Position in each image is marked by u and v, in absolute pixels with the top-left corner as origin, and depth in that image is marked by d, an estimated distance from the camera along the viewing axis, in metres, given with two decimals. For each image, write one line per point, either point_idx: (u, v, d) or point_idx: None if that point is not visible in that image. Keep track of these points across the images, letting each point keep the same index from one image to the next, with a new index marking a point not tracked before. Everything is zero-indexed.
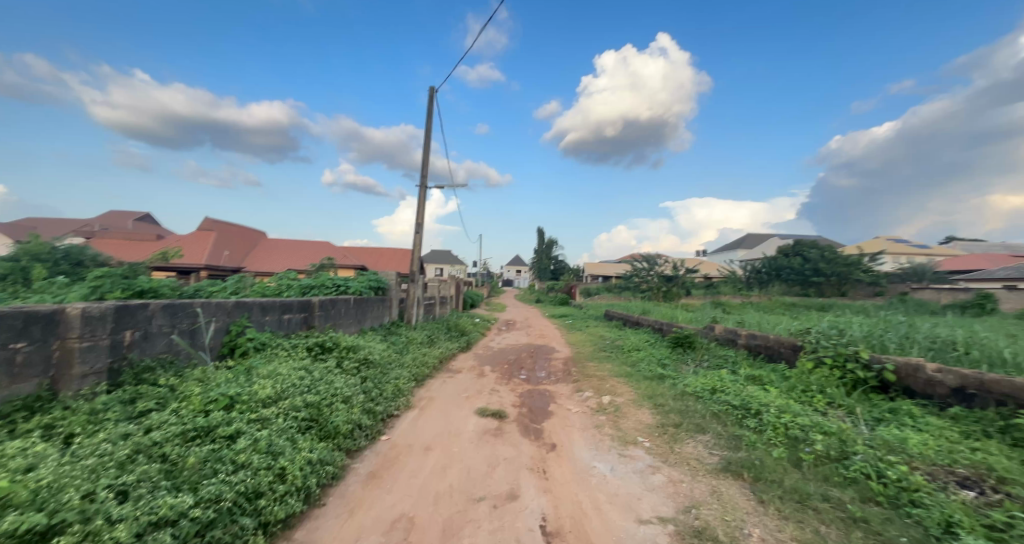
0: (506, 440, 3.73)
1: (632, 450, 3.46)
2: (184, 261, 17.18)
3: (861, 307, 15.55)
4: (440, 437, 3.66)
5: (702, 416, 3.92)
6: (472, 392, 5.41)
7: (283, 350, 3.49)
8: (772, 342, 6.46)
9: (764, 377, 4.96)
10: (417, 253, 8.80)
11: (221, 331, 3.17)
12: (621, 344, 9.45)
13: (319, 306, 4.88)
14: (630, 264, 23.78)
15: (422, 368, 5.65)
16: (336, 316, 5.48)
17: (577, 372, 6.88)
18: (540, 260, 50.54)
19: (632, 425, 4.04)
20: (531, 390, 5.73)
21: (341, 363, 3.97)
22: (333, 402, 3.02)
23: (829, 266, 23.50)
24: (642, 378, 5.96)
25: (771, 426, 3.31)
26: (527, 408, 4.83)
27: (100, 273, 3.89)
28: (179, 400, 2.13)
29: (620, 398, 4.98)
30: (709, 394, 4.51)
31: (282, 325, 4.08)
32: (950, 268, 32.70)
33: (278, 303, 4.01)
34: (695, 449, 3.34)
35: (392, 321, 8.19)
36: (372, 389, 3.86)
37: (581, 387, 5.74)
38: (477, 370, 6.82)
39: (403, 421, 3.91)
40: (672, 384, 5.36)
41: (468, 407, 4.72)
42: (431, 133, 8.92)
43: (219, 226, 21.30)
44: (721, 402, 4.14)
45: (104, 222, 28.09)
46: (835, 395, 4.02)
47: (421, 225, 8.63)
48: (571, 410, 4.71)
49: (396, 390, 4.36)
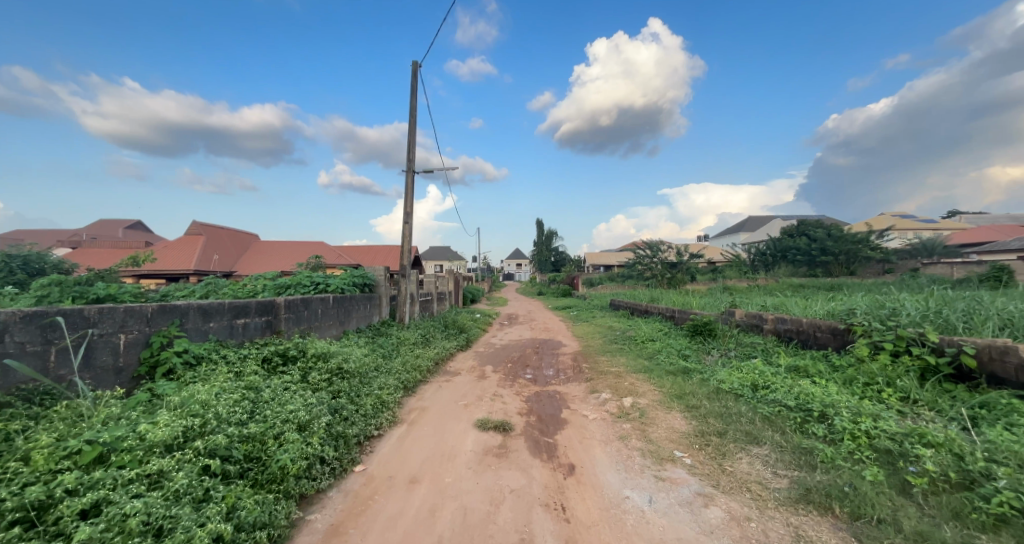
0: (511, 462, 3.02)
1: (672, 471, 2.73)
2: (171, 268, 16.46)
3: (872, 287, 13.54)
4: (430, 463, 2.96)
5: (751, 421, 3.19)
6: (471, 398, 4.70)
7: (225, 366, 2.78)
8: (806, 326, 5.73)
9: (811, 368, 4.23)
10: (408, 246, 8.06)
11: (139, 344, 2.45)
12: (633, 335, 8.75)
13: (287, 307, 4.16)
14: (633, 251, 23.01)
15: (412, 374, 4.93)
16: (311, 319, 4.77)
17: (588, 368, 6.16)
18: (540, 252, 49.77)
19: (664, 435, 3.31)
20: (539, 393, 5.01)
21: (306, 376, 3.26)
22: (283, 433, 2.31)
23: (837, 244, 22.77)
24: (664, 374, 5.24)
25: (849, 435, 2.58)
26: (536, 417, 4.10)
27: (53, 279, 3.27)
28: (14, 457, 1.42)
29: (643, 400, 4.25)
30: (751, 394, 3.79)
31: (234, 333, 3.35)
32: (959, 242, 31.87)
33: (227, 305, 3.28)
34: (752, 466, 2.62)
35: (382, 320, 7.48)
36: (344, 408, 3.16)
37: (596, 387, 5.02)
38: (477, 372, 6.09)
39: (385, 444, 3.21)
40: (701, 380, 4.63)
41: (466, 418, 4.00)
42: (415, 114, 8.11)
43: (207, 230, 20.52)
44: (770, 403, 3.43)
45: (92, 230, 27.36)
46: (910, 388, 3.30)
47: (410, 214, 7.86)
48: (587, 417, 3.98)
49: (378, 405, 3.64)
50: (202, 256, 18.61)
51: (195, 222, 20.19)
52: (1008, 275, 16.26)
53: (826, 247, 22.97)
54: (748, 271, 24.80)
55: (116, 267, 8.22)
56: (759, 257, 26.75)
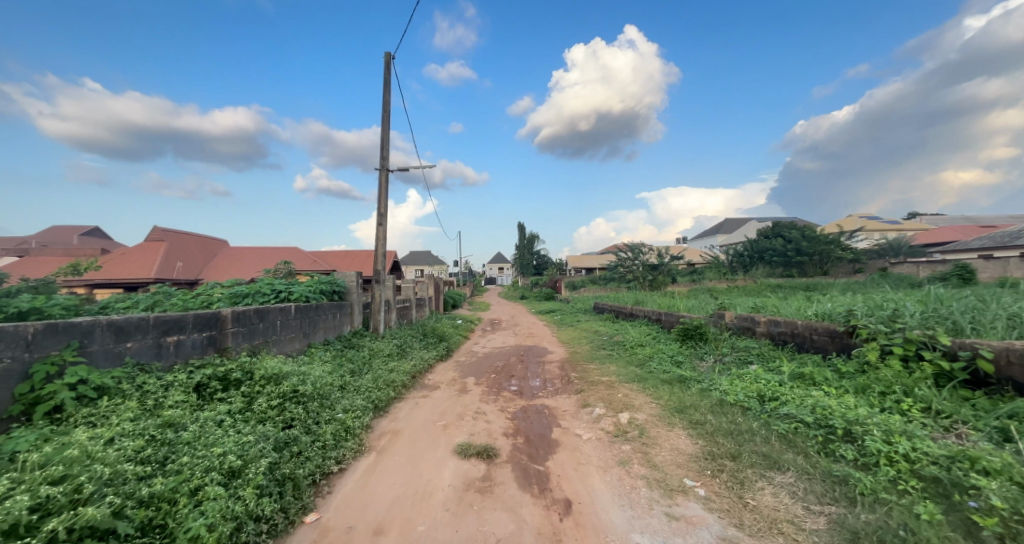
0: (497, 501, 2.55)
1: (686, 507, 2.32)
2: (126, 276, 15.25)
3: (847, 288, 13.07)
4: (399, 506, 2.47)
5: (766, 441, 2.82)
6: (451, 417, 4.21)
7: (138, 398, 2.22)
8: (802, 329, 5.51)
9: (817, 375, 3.94)
10: (383, 250, 7.51)
11: (12, 377, 1.90)
12: (621, 339, 8.43)
13: (236, 320, 3.58)
14: (615, 253, 22.89)
15: (384, 393, 4.41)
16: (267, 333, 4.19)
17: (578, 378, 5.75)
18: (522, 256, 49.46)
19: (670, 460, 2.92)
20: (526, 408, 4.56)
21: (251, 403, 2.71)
22: (202, 487, 1.78)
23: (811, 245, 23.30)
24: (660, 384, 4.88)
25: (886, 460, 2.24)
26: (524, 438, 3.65)
27: None
28: None
29: (641, 416, 3.86)
30: (760, 407, 3.45)
31: (161, 353, 2.78)
32: (923, 242, 33.15)
33: (153, 321, 2.71)
34: (778, 498, 2.25)
35: (354, 330, 6.90)
36: (297, 442, 2.63)
37: (588, 399, 4.61)
38: (458, 385, 5.60)
39: (349, 482, 2.69)
40: (702, 391, 4.28)
41: (444, 443, 3.52)
42: (388, 109, 7.60)
43: (169, 236, 19.28)
44: (783, 418, 3.08)
45: (42, 237, 25.48)
46: (932, 398, 3.02)
47: (384, 215, 7.33)
48: (580, 438, 3.56)
49: (340, 433, 3.11)
50: (165, 263, 17.44)
51: (156, 227, 18.93)
52: (971, 272, 16.87)
53: (801, 247, 23.42)
54: (727, 272, 25.06)
55: (54, 277, 7.36)
56: (737, 258, 27.05)
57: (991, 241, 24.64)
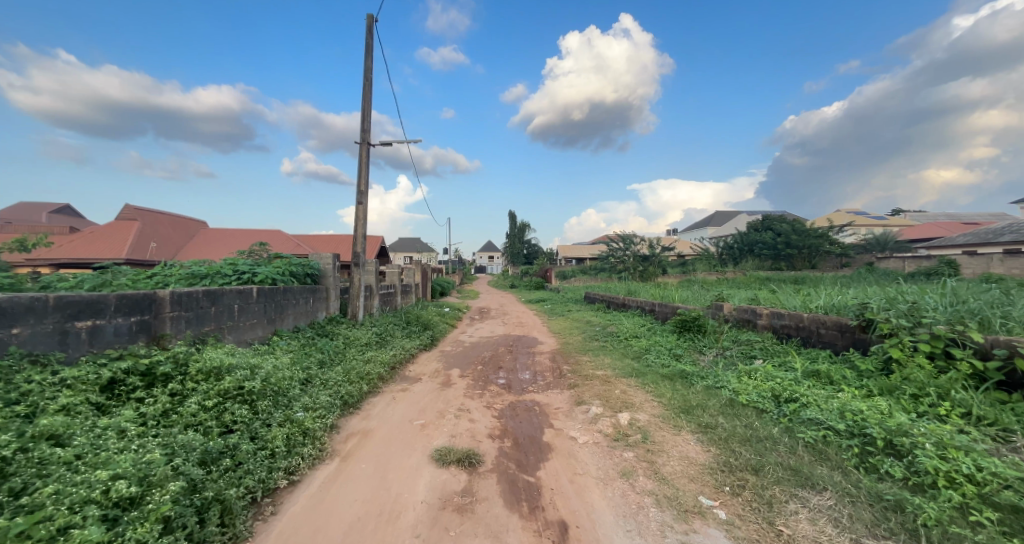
0: (478, 524, 2.12)
1: (706, 536, 1.92)
2: (92, 256, 14.32)
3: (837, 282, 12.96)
4: (358, 532, 2.01)
5: (792, 451, 2.43)
6: (430, 415, 3.76)
7: (10, 402, 1.70)
8: (809, 323, 5.19)
9: (835, 373, 3.59)
10: (363, 231, 6.95)
11: None
12: (614, 330, 8.07)
13: (177, 303, 3.03)
14: (606, 243, 22.55)
15: (356, 387, 3.93)
16: (220, 319, 3.65)
17: (570, 371, 5.34)
18: (512, 244, 48.91)
19: (680, 471, 2.53)
20: (514, 405, 4.13)
21: (181, 403, 2.22)
22: (69, 531, 1.29)
23: (801, 238, 23.25)
24: (660, 380, 4.50)
25: (947, 482, 1.86)
26: (511, 441, 3.23)
27: None
28: None
29: (643, 417, 3.46)
30: (777, 409, 3.06)
31: (66, 342, 2.26)
32: (908, 238, 33.53)
33: (53, 303, 2.19)
34: (819, 525, 1.86)
35: (329, 317, 6.38)
36: (236, 452, 2.15)
37: (582, 396, 4.20)
38: (441, 377, 5.15)
39: (302, 497, 2.23)
40: (707, 389, 3.90)
41: (421, 446, 3.08)
42: (370, 76, 6.96)
43: (142, 214, 18.26)
44: (807, 424, 2.69)
45: (6, 214, 24.05)
46: (972, 402, 2.66)
47: (364, 192, 6.74)
48: (575, 442, 3.15)
49: (294, 438, 2.63)
50: (137, 243, 16.54)
51: (127, 205, 17.89)
52: (956, 268, 16.95)
53: (790, 240, 23.33)
54: (717, 264, 24.98)
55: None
56: (727, 251, 26.96)
57: (974, 238, 24.97)
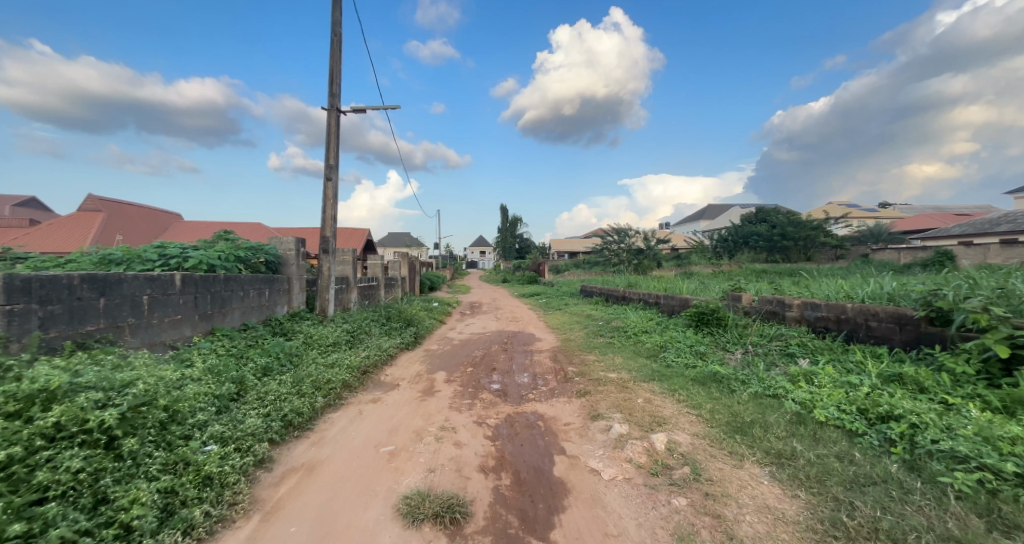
0: None
1: None
2: (46, 249, 13.01)
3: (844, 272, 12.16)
4: None
5: (945, 508, 1.59)
6: (403, 438, 2.87)
7: None
8: (854, 314, 4.40)
9: (926, 378, 2.78)
10: (331, 211, 5.97)
11: None
12: (619, 325, 7.23)
13: (21, 291, 2.10)
14: (601, 235, 21.68)
15: (307, 401, 3.01)
16: (116, 314, 2.71)
17: (576, 374, 4.48)
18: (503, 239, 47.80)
19: (768, 535, 1.68)
20: (512, 420, 3.26)
21: None
22: None
23: (798, 230, 22.57)
24: (690, 386, 3.66)
25: None
26: (510, 476, 2.35)
27: None
28: None
29: (683, 438, 2.62)
30: (875, 431, 2.24)
31: None
32: (900, 230, 33.24)
33: None
34: None
35: (292, 312, 5.42)
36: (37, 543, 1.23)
37: (598, 407, 3.34)
38: (423, 383, 4.24)
39: None
40: (757, 398, 3.09)
41: (384, 490, 2.18)
42: (338, 32, 5.97)
43: (106, 205, 16.81)
44: (942, 459, 1.86)
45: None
46: None
47: (331, 166, 5.77)
48: (598, 478, 2.29)
49: (177, 494, 1.69)
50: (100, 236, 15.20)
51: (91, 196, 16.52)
52: (954, 258, 16.42)
53: (786, 232, 22.71)
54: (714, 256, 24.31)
55: None
56: (722, 243, 26.31)
57: (970, 229, 24.63)
